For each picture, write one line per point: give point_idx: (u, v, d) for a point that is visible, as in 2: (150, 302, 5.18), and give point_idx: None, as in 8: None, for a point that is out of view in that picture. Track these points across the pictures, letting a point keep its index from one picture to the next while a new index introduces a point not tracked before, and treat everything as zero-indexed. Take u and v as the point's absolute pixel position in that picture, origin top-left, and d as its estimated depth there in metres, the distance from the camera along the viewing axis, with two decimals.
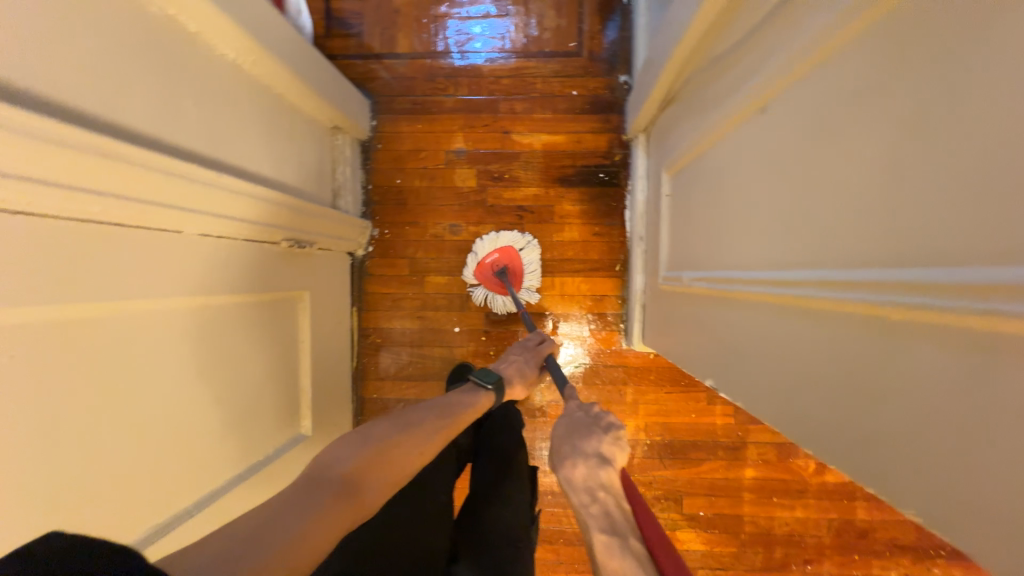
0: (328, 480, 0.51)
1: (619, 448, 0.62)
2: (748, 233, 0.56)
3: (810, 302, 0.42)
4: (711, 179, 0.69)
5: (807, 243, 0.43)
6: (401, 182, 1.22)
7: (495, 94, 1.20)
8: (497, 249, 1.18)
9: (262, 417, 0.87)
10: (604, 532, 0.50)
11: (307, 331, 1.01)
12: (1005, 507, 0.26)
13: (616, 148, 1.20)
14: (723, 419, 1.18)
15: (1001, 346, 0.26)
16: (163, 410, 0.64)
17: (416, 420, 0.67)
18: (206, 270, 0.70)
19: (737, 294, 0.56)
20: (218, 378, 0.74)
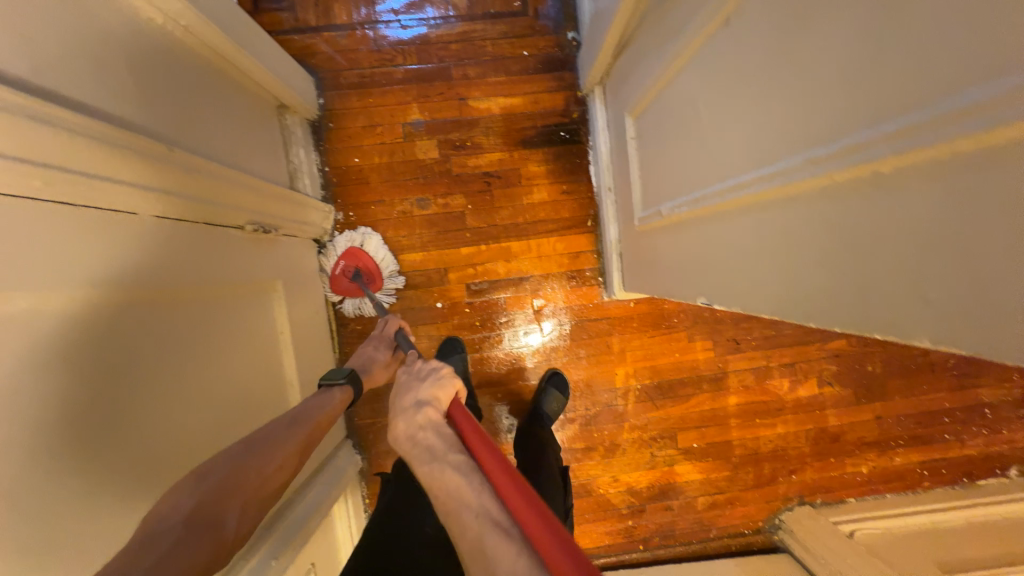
0: (170, 526, 0.49)
1: (438, 388, 0.66)
2: (721, 145, 0.58)
3: (794, 187, 0.44)
4: (677, 108, 0.71)
5: (784, 134, 0.45)
6: (359, 160, 1.17)
7: (445, 60, 1.17)
8: (340, 258, 1.15)
9: (253, 412, 0.82)
10: (425, 466, 0.54)
11: (285, 321, 0.95)
12: (993, 304, 0.28)
13: (572, 105, 1.21)
14: (703, 353, 1.25)
15: (988, 155, 0.27)
16: (146, 409, 0.58)
17: (260, 438, 0.65)
18: (166, 256, 0.64)
19: (720, 204, 0.59)
20: (200, 371, 0.69)
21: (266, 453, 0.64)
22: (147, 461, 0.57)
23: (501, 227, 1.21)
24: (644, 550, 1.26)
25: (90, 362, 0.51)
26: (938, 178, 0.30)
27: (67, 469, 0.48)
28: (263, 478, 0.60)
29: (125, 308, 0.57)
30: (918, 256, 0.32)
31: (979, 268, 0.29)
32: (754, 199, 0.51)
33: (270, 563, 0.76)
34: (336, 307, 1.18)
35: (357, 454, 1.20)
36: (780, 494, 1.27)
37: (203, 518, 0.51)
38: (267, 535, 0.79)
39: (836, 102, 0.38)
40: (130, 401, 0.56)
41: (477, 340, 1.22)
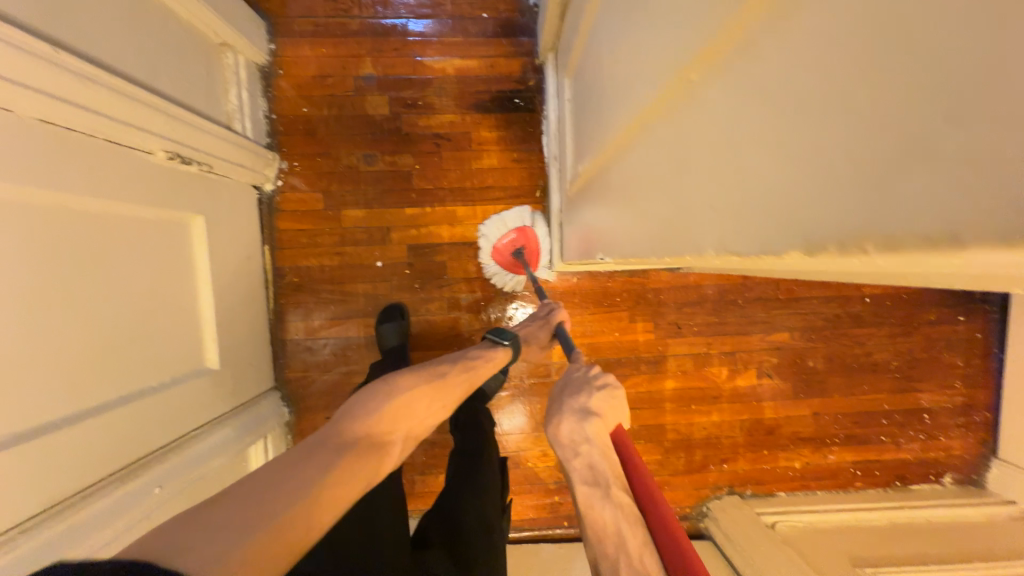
0: (348, 438, 0.61)
1: (606, 404, 0.66)
2: (620, 79, 0.55)
3: (654, 111, 0.43)
4: (597, 59, 0.70)
5: (645, 58, 0.44)
6: (308, 111, 1.16)
7: (403, 17, 1.15)
8: (512, 229, 1.19)
9: (157, 342, 0.81)
10: (587, 485, 0.56)
11: (205, 259, 0.94)
12: (752, 197, 0.27)
13: (529, 73, 1.19)
14: (644, 335, 1.24)
15: (753, 33, 0.26)
16: (1, 313, 0.55)
17: (439, 374, 0.80)
18: (44, 161, 0.61)
19: (621, 139, 0.56)
20: (84, 288, 0.66)
21: (440, 388, 0.77)
22: (20, 363, 0.57)
23: (448, 190, 1.20)
24: (567, 526, 1.26)
25: None
26: (736, 65, 0.28)
27: None
28: (424, 411, 0.73)
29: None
30: (715, 159, 0.31)
31: (756, 158, 0.27)
32: (641, 125, 0.48)
33: (151, 490, 0.77)
34: (490, 276, 1.21)
35: (284, 406, 1.19)
36: (709, 482, 1.27)
37: (378, 435, 0.64)
38: (159, 462, 0.80)
39: (666, 15, 0.37)
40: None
41: (417, 303, 1.22)
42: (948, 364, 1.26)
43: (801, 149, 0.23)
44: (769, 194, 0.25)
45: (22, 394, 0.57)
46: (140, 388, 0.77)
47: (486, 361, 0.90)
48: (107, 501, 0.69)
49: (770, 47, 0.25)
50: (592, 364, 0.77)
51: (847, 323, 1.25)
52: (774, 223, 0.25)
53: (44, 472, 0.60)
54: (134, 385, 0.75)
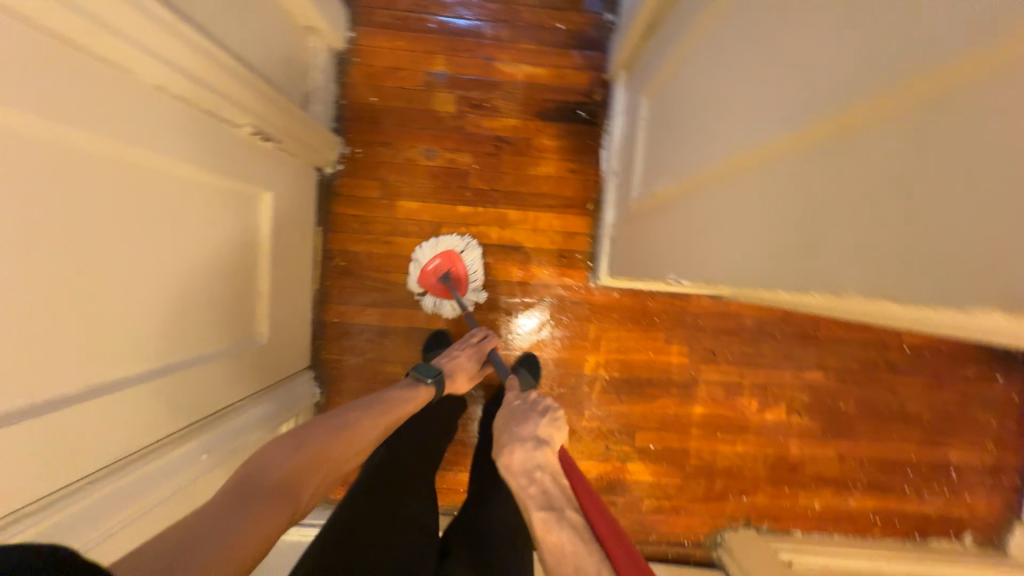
0: (258, 487, 0.57)
1: (551, 434, 0.82)
2: (714, 118, 0.59)
3: (765, 151, 0.46)
4: (680, 89, 0.73)
5: (765, 99, 0.46)
6: (376, 100, 1.18)
7: (480, 19, 1.19)
8: (435, 255, 1.18)
9: (219, 310, 0.83)
10: (542, 509, 0.66)
11: (269, 234, 0.96)
12: (900, 245, 0.29)
13: (595, 87, 1.21)
14: (678, 357, 1.25)
15: (924, 97, 0.28)
16: (101, 269, 0.57)
17: (349, 420, 0.76)
18: (150, 125, 0.62)
19: (706, 175, 0.60)
20: (169, 252, 0.69)
21: (349, 437, 0.73)
22: (109, 318, 0.59)
23: (502, 193, 1.21)
24: None
25: (76, 211, 0.53)
26: (893, 123, 0.30)
27: (40, 303, 0.49)
28: (337, 458, 0.69)
29: (91, 159, 0.54)
30: (852, 207, 0.33)
31: (908, 213, 0.28)
32: (734, 165, 0.52)
33: (200, 456, 0.78)
34: (417, 297, 1.21)
35: (317, 387, 1.20)
36: (726, 513, 1.26)
37: (289, 483, 0.60)
38: (204, 430, 0.80)
39: (812, 64, 0.39)
40: (76, 255, 0.53)
41: None
42: (980, 422, 1.25)
43: (974, 211, 0.24)
44: (924, 247, 0.27)
45: (107, 347, 0.59)
46: (198, 353, 0.78)
47: (403, 405, 0.87)
48: (160, 463, 0.70)
49: (943, 113, 0.26)
50: (532, 398, 0.93)
51: (882, 369, 1.25)
52: (928, 274, 0.27)
53: (112, 428, 0.62)
54: (194, 350, 0.77)
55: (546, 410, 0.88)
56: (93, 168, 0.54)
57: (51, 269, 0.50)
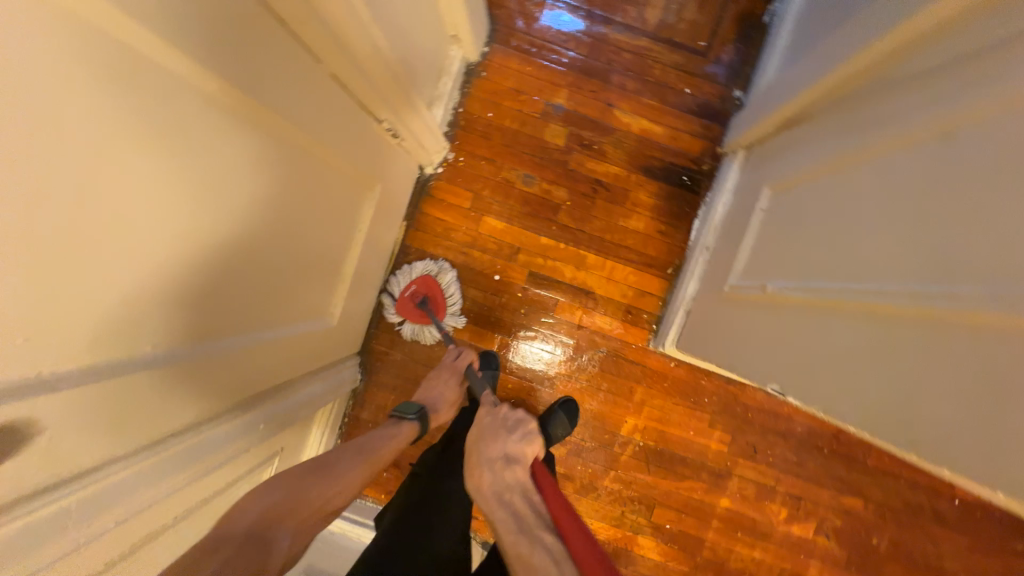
0: (235, 531, 0.55)
1: (523, 445, 0.76)
2: (883, 256, 0.58)
3: (902, 310, 0.52)
4: (808, 204, 0.78)
5: (921, 260, 0.52)
6: (492, 116, 1.21)
7: (612, 65, 1.21)
8: (413, 280, 1.19)
9: (305, 288, 0.84)
10: (512, 526, 0.60)
11: (367, 223, 0.99)
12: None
13: (706, 157, 1.21)
14: (717, 444, 1.21)
15: None
16: (234, 234, 0.58)
17: (332, 461, 0.73)
18: (311, 106, 0.64)
19: (857, 305, 0.59)
20: (287, 226, 0.70)
21: (334, 479, 0.71)
22: (226, 282, 0.59)
23: (588, 235, 1.21)
24: None
25: (236, 176, 0.54)
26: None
27: (179, 260, 0.50)
28: (322, 502, 0.66)
29: (262, 133, 0.56)
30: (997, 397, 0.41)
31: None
32: (891, 308, 0.53)
33: (257, 426, 0.77)
34: (396, 325, 1.21)
35: (358, 374, 1.21)
36: None
37: (266, 526, 0.58)
38: (261, 402, 0.80)
39: (978, 251, 0.46)
40: (226, 221, 0.55)
41: (514, 326, 1.23)
42: None
43: None
44: None
45: (217, 309, 0.60)
46: (279, 325, 0.79)
47: (391, 442, 0.85)
48: (224, 428, 0.70)
49: None
50: (502, 408, 0.87)
51: (926, 516, 1.19)
52: None
53: (202, 388, 0.62)
54: (277, 322, 0.78)
55: (517, 423, 0.83)
56: (260, 142, 0.57)
57: (207, 233, 0.52)
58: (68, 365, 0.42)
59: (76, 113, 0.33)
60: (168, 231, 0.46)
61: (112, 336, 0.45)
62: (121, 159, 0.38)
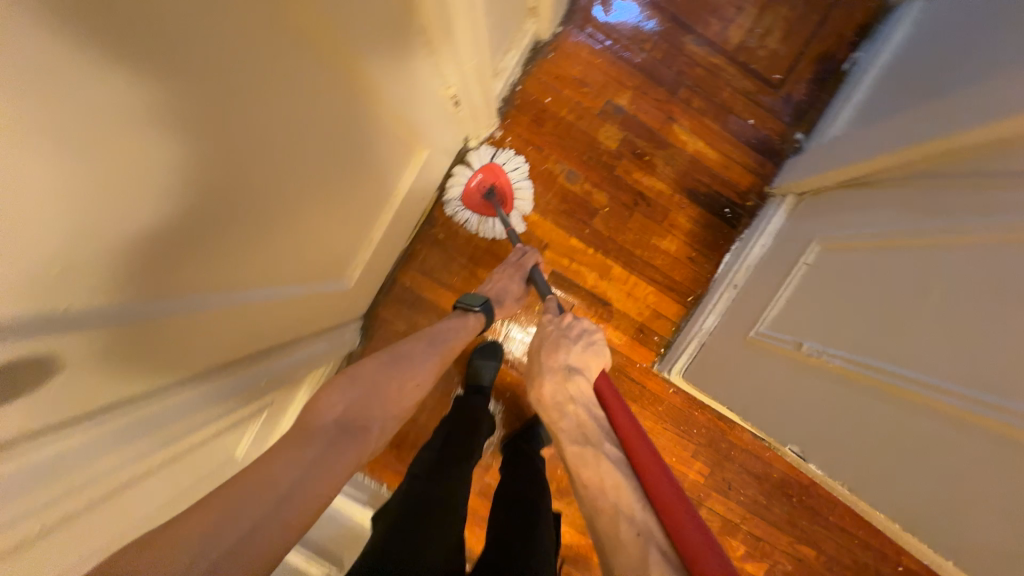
0: (323, 426, 0.59)
1: (588, 357, 0.74)
2: (929, 348, 0.58)
3: (953, 410, 0.52)
4: (858, 273, 0.77)
5: (971, 361, 0.52)
6: (549, 102, 1.15)
7: (681, 77, 1.16)
8: (479, 169, 1.11)
9: (330, 247, 0.80)
10: (577, 444, 0.61)
11: (403, 189, 0.94)
12: None
13: (752, 194, 1.19)
14: (695, 474, 1.23)
15: None
16: (269, 179, 0.52)
17: (407, 355, 0.76)
18: (376, 52, 0.59)
19: (897, 391, 0.59)
20: (324, 178, 0.65)
21: (409, 369, 0.74)
22: (251, 231, 0.54)
23: (618, 245, 1.18)
24: None
25: (278, 112, 0.48)
26: None
27: (209, 202, 0.45)
28: (400, 397, 0.71)
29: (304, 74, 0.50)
30: None
31: None
32: (946, 407, 0.53)
33: (260, 380, 0.74)
34: (460, 217, 1.15)
35: (357, 337, 1.17)
36: None
37: (352, 419, 0.63)
38: (268, 356, 0.77)
39: None
40: (256, 168, 0.49)
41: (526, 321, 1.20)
42: None
43: None
44: None
45: (237, 259, 0.55)
46: (298, 283, 0.75)
47: (461, 334, 0.86)
48: (229, 381, 0.67)
49: None
50: (567, 311, 0.84)
51: None
52: None
53: (213, 338, 0.59)
54: (295, 279, 0.73)
55: (583, 332, 0.79)
56: (310, 80, 0.51)
57: (235, 178, 0.47)
58: (75, 305, 0.37)
59: (121, 20, 0.28)
60: (207, 173, 0.42)
61: (132, 280, 0.41)
62: (162, 78, 0.33)
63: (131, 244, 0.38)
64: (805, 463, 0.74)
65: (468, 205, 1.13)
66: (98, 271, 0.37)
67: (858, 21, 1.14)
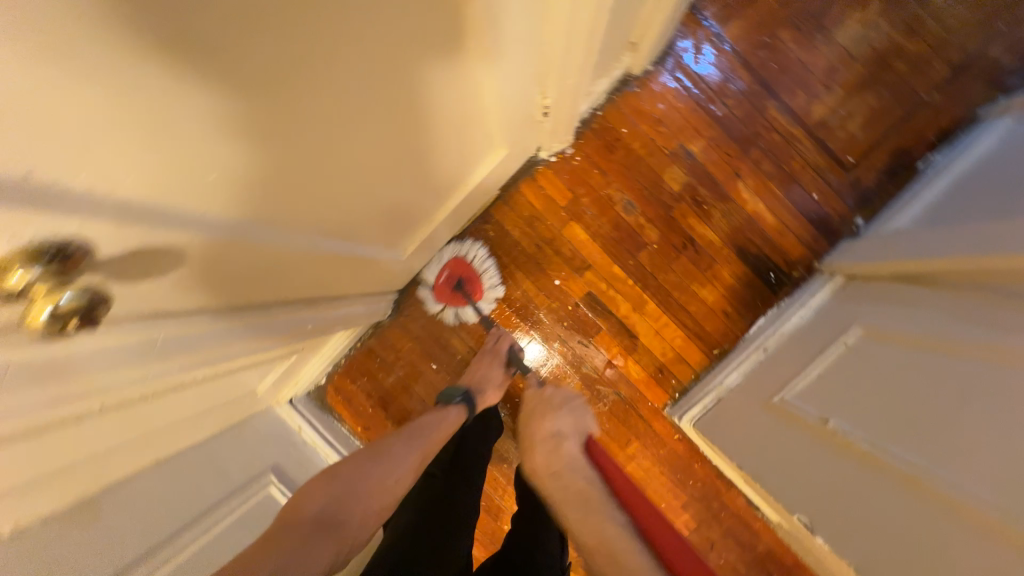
0: (301, 522, 0.60)
1: (575, 424, 0.86)
2: (954, 447, 0.58)
3: (965, 510, 0.53)
4: (896, 363, 0.77)
5: (992, 468, 0.53)
6: (625, 132, 1.19)
7: (757, 138, 1.19)
8: (444, 266, 1.18)
9: (398, 217, 0.84)
10: (583, 512, 0.68)
11: (473, 180, 0.99)
12: None
13: (800, 265, 1.19)
14: (680, 526, 1.22)
15: None
16: (375, 138, 0.56)
17: (385, 449, 0.75)
18: (507, 57, 0.63)
19: (917, 482, 0.59)
20: (415, 150, 0.69)
21: (387, 469, 0.73)
22: (345, 182, 0.58)
23: (657, 284, 1.20)
24: None
25: (405, 81, 0.52)
26: None
27: (325, 146, 0.49)
28: (383, 489, 0.71)
29: (437, 57, 0.54)
30: None
31: None
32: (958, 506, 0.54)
33: (307, 325, 0.78)
34: (435, 311, 1.20)
35: (390, 310, 1.20)
36: None
37: (330, 516, 0.63)
38: (322, 307, 0.80)
39: None
40: (371, 123, 0.53)
41: (550, 336, 1.22)
42: None
43: None
44: None
45: (327, 204, 0.59)
46: (364, 243, 0.79)
47: (439, 431, 0.86)
48: (289, 317, 0.71)
49: None
50: (548, 383, 0.96)
51: None
52: None
53: (289, 275, 0.63)
54: (362, 239, 0.77)
55: (565, 400, 0.92)
56: (441, 62, 0.55)
57: (354, 126, 0.51)
58: (210, 211, 0.41)
59: None
60: (331, 115, 0.46)
61: (252, 197, 0.45)
62: (334, 24, 0.37)
63: (261, 164, 0.42)
64: (811, 534, 0.74)
65: (440, 299, 1.18)
66: (231, 183, 0.41)
67: (941, 125, 1.15)
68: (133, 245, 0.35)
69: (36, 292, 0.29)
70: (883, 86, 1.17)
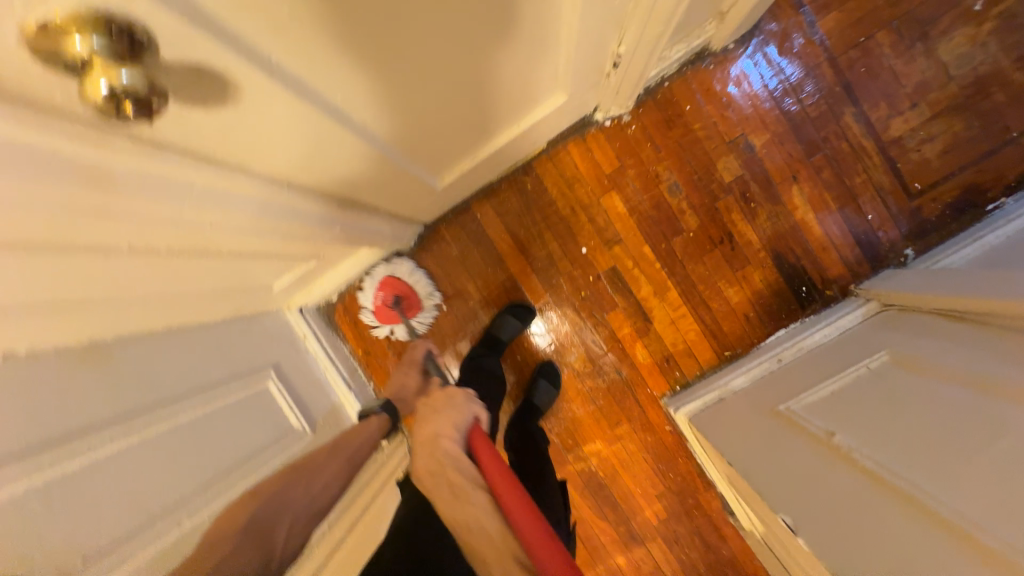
0: (223, 538, 0.58)
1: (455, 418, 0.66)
2: (964, 475, 0.57)
3: (959, 531, 0.51)
4: (918, 391, 0.74)
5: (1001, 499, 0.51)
6: (688, 110, 1.13)
7: (825, 143, 1.12)
8: (378, 287, 1.18)
9: (448, 142, 0.82)
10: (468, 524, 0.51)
11: (526, 124, 0.95)
12: None
13: (836, 285, 1.15)
14: (651, 513, 1.23)
15: None
16: (455, 47, 0.54)
17: (308, 470, 0.73)
18: None
19: (913, 500, 0.58)
20: (485, 75, 0.66)
21: (311, 486, 0.71)
22: (412, 85, 0.57)
23: (685, 273, 1.17)
24: None
25: None
26: None
27: (406, 35, 0.47)
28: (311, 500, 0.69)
29: None
30: None
31: None
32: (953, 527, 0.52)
33: (334, 228, 0.77)
34: (380, 332, 1.20)
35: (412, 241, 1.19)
36: None
37: (255, 530, 0.61)
38: (352, 213, 0.79)
39: None
40: (456, 27, 0.51)
41: (565, 302, 1.20)
42: None
43: None
44: None
45: (389, 102, 0.57)
46: (410, 160, 0.77)
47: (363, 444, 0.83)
48: (322, 212, 0.70)
49: None
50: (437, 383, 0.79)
51: None
52: None
53: (333, 165, 0.62)
54: (410, 155, 0.76)
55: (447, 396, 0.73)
56: None
57: (438, 23, 0.48)
58: (276, 56, 0.40)
59: None
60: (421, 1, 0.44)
61: (318, 59, 0.44)
62: None
63: (338, 23, 0.41)
64: (789, 535, 0.73)
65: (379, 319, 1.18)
66: (303, 32, 0.40)
67: None
68: (194, 58, 0.34)
69: (94, 63, 0.27)
70: (973, 115, 1.09)
